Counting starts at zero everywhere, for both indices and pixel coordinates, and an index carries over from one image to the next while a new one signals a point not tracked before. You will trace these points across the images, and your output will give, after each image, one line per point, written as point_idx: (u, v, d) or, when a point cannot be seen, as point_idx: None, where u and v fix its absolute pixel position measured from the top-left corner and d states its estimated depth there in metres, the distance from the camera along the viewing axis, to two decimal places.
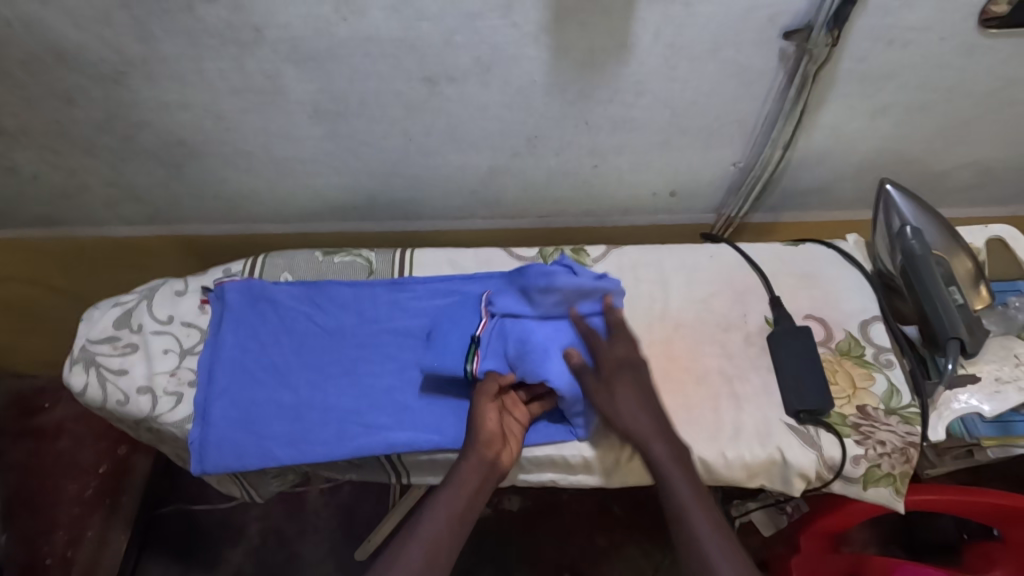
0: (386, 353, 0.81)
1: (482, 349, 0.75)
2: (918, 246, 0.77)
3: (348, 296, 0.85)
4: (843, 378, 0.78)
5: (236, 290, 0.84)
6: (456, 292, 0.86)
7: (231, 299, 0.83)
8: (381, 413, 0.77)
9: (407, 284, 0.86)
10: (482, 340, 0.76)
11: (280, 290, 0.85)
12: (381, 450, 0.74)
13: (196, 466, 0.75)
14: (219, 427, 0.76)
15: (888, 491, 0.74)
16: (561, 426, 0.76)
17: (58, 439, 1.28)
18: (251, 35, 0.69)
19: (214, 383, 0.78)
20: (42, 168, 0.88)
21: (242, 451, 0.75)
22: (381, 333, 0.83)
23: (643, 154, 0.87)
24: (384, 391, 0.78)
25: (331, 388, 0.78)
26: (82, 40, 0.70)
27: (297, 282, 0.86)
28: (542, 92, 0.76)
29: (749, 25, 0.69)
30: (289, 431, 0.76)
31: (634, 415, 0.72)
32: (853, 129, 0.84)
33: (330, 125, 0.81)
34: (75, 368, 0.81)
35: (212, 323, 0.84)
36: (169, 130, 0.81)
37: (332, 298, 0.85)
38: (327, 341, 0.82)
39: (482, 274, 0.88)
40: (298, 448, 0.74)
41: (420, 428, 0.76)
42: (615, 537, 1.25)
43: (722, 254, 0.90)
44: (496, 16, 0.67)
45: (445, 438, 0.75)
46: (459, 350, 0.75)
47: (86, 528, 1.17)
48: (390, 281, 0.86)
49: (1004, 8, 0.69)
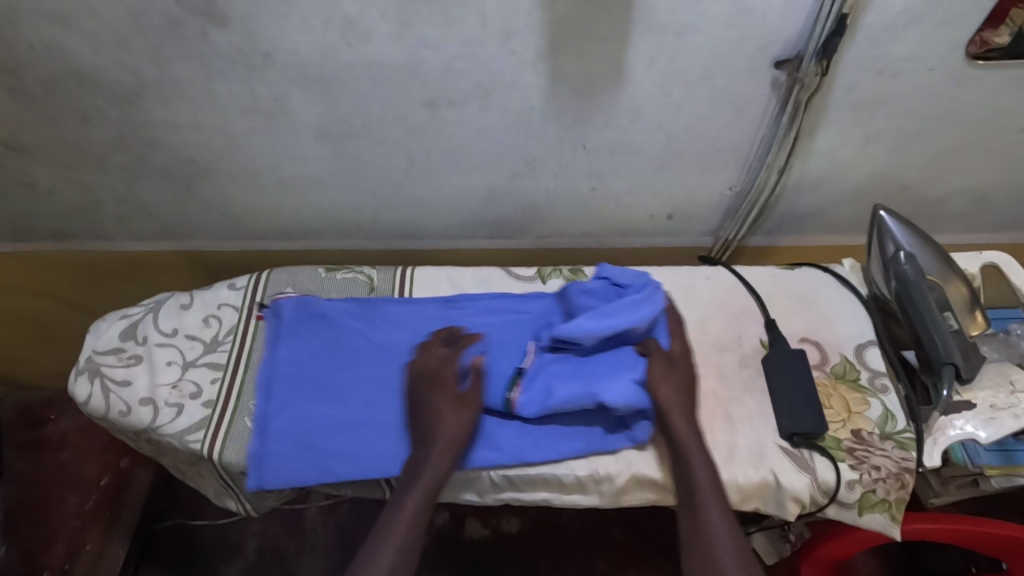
0: (439, 369, 0.82)
1: (526, 381, 0.77)
2: (911, 271, 0.78)
3: (399, 313, 0.87)
4: (837, 402, 0.78)
5: (290, 306, 0.86)
6: (508, 309, 0.87)
7: (287, 314, 0.86)
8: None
9: (459, 302, 0.88)
10: (527, 372, 0.77)
11: (333, 306, 0.87)
12: (437, 467, 0.75)
13: (253, 481, 0.76)
14: (278, 441, 0.77)
15: (883, 517, 0.73)
16: (619, 435, 0.76)
17: (62, 450, 1.31)
18: (259, 60, 0.72)
19: (273, 398, 0.80)
20: (57, 183, 0.91)
21: (300, 466, 0.76)
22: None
23: (639, 177, 0.88)
24: None
25: (379, 401, 0.80)
26: (101, 63, 0.73)
27: (347, 298, 0.89)
28: (541, 116, 0.78)
29: (740, 55, 0.71)
30: (349, 447, 0.77)
31: (677, 429, 0.73)
32: (847, 155, 0.85)
33: (335, 145, 0.83)
34: (80, 379, 0.84)
35: (268, 337, 0.85)
36: (180, 148, 0.84)
37: (384, 315, 0.87)
38: (383, 357, 0.83)
39: (534, 293, 0.89)
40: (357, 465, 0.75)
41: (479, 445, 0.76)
42: (615, 561, 1.24)
43: (719, 276, 0.91)
44: (495, 44, 0.70)
45: (504, 455, 0.75)
46: (503, 377, 0.78)
47: (86, 541, 1.21)
48: (442, 299, 0.89)
49: (1005, 39, 0.70)
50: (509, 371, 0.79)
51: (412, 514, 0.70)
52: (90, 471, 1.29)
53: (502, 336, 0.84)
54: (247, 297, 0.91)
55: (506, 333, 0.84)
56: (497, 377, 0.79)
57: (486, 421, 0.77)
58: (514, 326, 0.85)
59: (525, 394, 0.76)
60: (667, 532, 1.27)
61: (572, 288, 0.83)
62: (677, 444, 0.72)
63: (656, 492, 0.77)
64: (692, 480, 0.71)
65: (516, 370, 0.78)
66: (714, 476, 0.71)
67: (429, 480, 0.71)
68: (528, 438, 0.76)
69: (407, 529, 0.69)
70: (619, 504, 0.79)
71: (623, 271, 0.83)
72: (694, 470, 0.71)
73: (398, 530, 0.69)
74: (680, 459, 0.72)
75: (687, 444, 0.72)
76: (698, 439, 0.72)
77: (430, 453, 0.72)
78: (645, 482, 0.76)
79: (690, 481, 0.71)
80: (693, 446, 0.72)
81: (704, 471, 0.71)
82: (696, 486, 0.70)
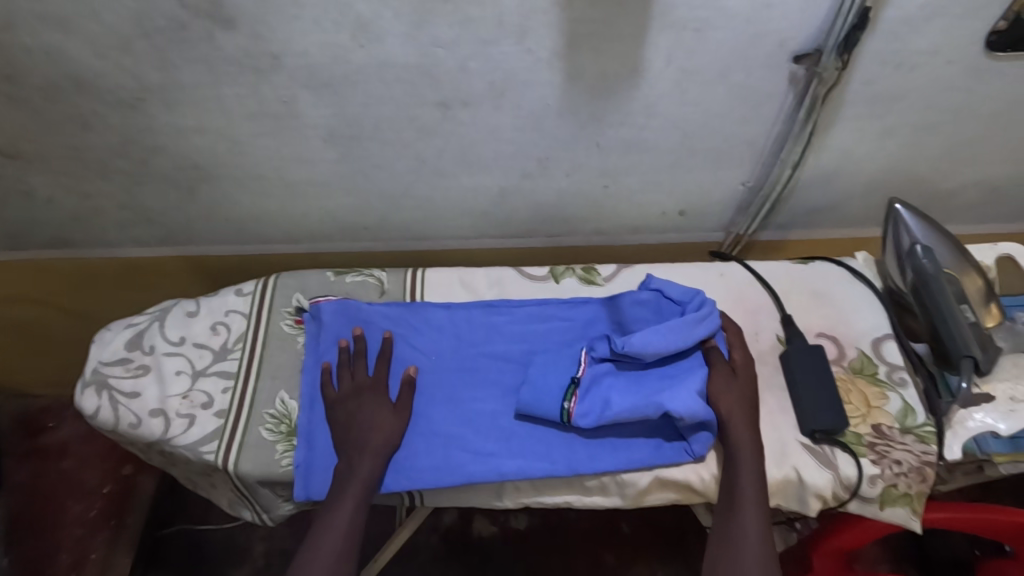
0: (488, 377, 0.81)
1: (582, 391, 0.75)
2: (929, 264, 0.78)
3: (443, 318, 0.86)
4: (857, 397, 0.78)
5: (332, 310, 0.85)
6: (553, 316, 0.86)
7: (327, 320, 0.85)
8: (486, 439, 0.76)
9: (502, 308, 0.87)
10: (583, 382, 0.76)
11: (374, 311, 0.86)
12: (491, 479, 0.73)
13: (300, 491, 0.75)
14: (324, 450, 0.77)
15: (905, 511, 0.73)
16: (676, 447, 0.75)
17: (62, 459, 1.29)
18: (268, 62, 0.70)
19: (318, 407, 0.80)
20: (56, 191, 0.88)
21: None
22: (480, 357, 0.83)
23: (653, 175, 0.87)
24: (489, 416, 0.78)
25: (432, 412, 0.78)
26: (102, 67, 0.71)
27: (389, 303, 0.87)
28: (555, 115, 0.77)
29: (758, 50, 0.70)
30: (397, 457, 0.75)
31: (735, 443, 0.73)
32: (862, 149, 0.85)
33: (344, 148, 0.81)
34: (88, 391, 0.82)
35: (310, 344, 0.85)
36: (184, 153, 0.82)
37: (427, 320, 0.86)
38: (429, 364, 0.82)
39: (581, 299, 0.87)
40: (406, 475, 0.74)
41: (529, 456, 0.75)
42: (625, 554, 1.24)
43: (732, 273, 0.90)
44: (511, 42, 0.68)
45: (557, 465, 0.74)
46: (557, 389, 0.76)
47: (89, 550, 1.20)
48: (484, 304, 0.87)
49: (1005, 23, 0.69)
50: (564, 380, 0.76)
51: (352, 504, 0.71)
52: (92, 479, 1.27)
53: (546, 344, 0.84)
54: (256, 303, 0.89)
55: (552, 341, 0.84)
56: (552, 389, 0.76)
57: (517, 428, 0.77)
58: (560, 333, 0.85)
59: (582, 405, 0.75)
60: (674, 524, 1.28)
61: (624, 297, 0.84)
62: (733, 452, 0.72)
63: (678, 491, 0.76)
64: (738, 489, 0.71)
65: (572, 379, 0.76)
66: (761, 489, 0.71)
67: (366, 474, 0.72)
68: (580, 449, 0.75)
69: (349, 519, 0.70)
70: (641, 505, 0.78)
71: (677, 286, 0.84)
72: (742, 481, 0.71)
73: (338, 521, 0.70)
74: (731, 472, 0.72)
75: (742, 455, 0.72)
76: (755, 452, 0.72)
77: (369, 454, 0.73)
78: (667, 482, 0.75)
79: (735, 490, 0.71)
80: (747, 462, 0.72)
81: (753, 481, 0.71)
82: (741, 495, 0.70)
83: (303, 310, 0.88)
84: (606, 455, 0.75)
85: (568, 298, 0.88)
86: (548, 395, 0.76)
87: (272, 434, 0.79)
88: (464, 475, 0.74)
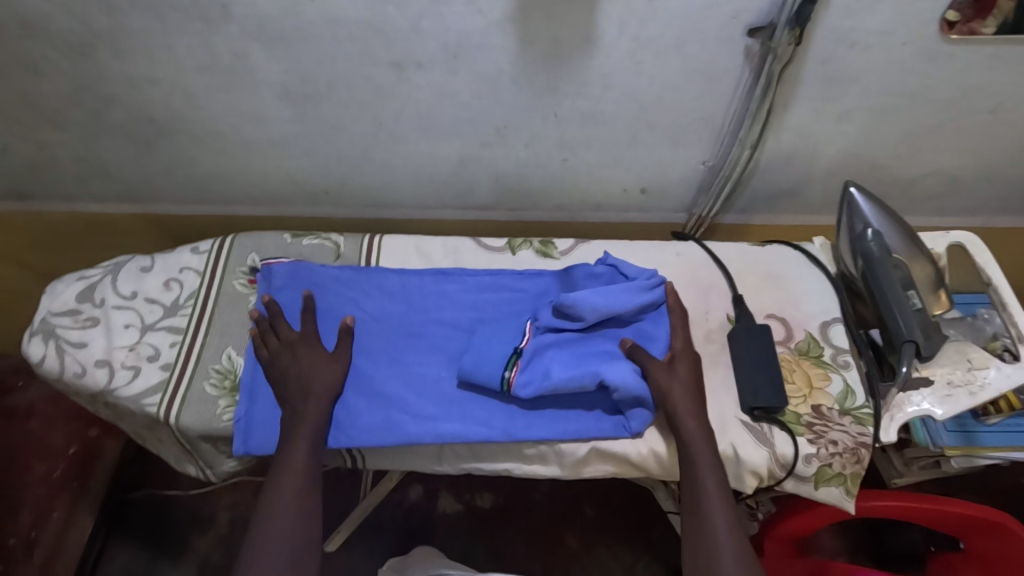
0: (433, 344, 0.81)
1: (523, 361, 0.75)
2: (877, 248, 0.78)
3: (396, 284, 0.86)
4: (799, 378, 0.79)
5: (283, 272, 0.85)
6: (505, 287, 0.86)
7: (277, 282, 0.85)
8: (428, 403, 0.76)
9: (456, 277, 0.87)
10: (525, 353, 0.76)
11: (328, 273, 0.86)
12: (429, 441, 0.73)
13: (240, 445, 0.75)
14: (265, 406, 0.77)
15: (838, 491, 0.74)
16: (614, 421, 0.75)
17: (28, 420, 1.21)
18: (217, 12, 0.70)
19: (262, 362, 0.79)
20: (11, 140, 0.88)
21: None
22: (429, 324, 0.83)
23: (612, 149, 0.87)
24: (432, 380, 0.78)
25: (376, 373, 0.78)
26: (49, 10, 0.70)
27: (344, 266, 0.88)
28: (510, 81, 0.77)
29: (712, 21, 0.70)
30: (335, 415, 0.75)
31: (676, 407, 0.73)
32: (820, 133, 0.84)
33: (299, 107, 0.81)
34: (34, 340, 0.82)
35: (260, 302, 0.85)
36: (138, 105, 0.81)
37: (379, 285, 0.86)
38: (377, 327, 0.82)
39: (535, 271, 0.87)
40: (344, 433, 0.74)
41: (469, 420, 0.75)
42: (586, 536, 1.25)
43: (688, 252, 0.90)
44: (462, 3, 0.68)
45: (494, 430, 0.74)
46: (500, 358, 0.75)
47: (51, 509, 1.13)
48: (437, 271, 0.87)
49: (992, 28, 0.71)
50: (507, 349, 0.76)
51: (302, 469, 0.70)
52: (57, 442, 1.19)
53: (496, 314, 0.84)
54: (210, 262, 0.89)
55: (503, 312, 0.84)
56: (492, 358, 0.75)
57: (457, 395, 0.77)
58: (510, 304, 0.84)
59: (524, 374, 0.74)
60: (626, 497, 1.29)
61: (577, 270, 0.84)
62: (687, 444, 0.71)
63: (616, 463, 0.77)
64: (699, 482, 0.69)
65: (515, 349, 0.76)
66: (722, 480, 0.69)
67: (309, 436, 0.72)
68: (519, 418, 0.75)
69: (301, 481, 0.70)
70: (580, 475, 0.78)
71: (631, 264, 0.85)
72: (692, 441, 0.71)
73: (287, 484, 0.69)
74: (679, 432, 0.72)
75: (687, 416, 0.72)
76: (697, 413, 0.73)
77: (311, 399, 0.74)
78: (606, 454, 0.76)
79: (688, 450, 0.71)
80: (693, 422, 0.72)
81: (703, 447, 0.71)
82: (695, 455, 0.70)
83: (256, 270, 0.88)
84: (540, 425, 0.74)
85: (519, 268, 0.88)
86: (487, 367, 0.75)
87: (216, 389, 0.79)
88: (402, 436, 0.73)
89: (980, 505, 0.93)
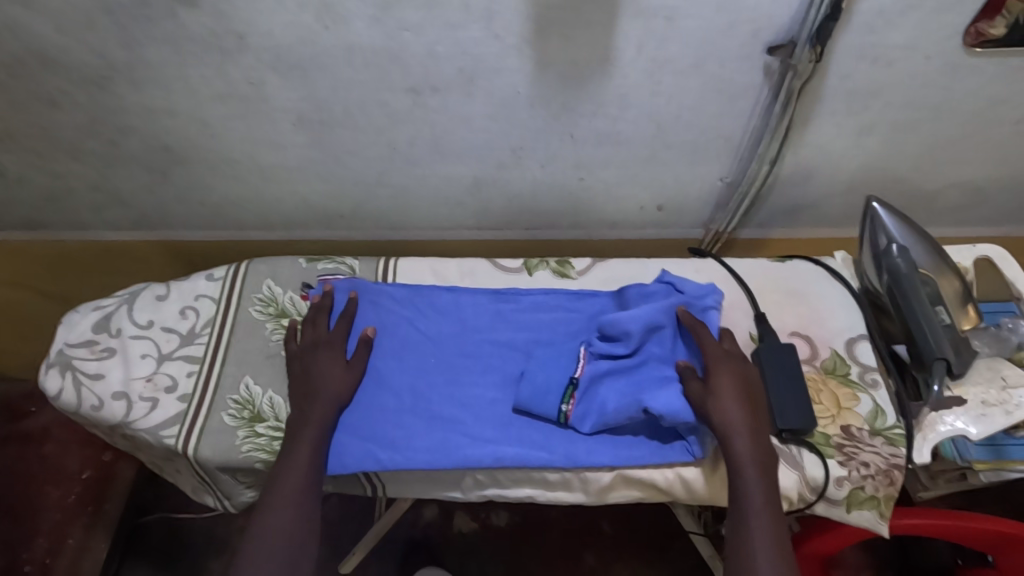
0: (488, 363, 0.80)
1: (580, 393, 0.74)
2: (904, 264, 0.76)
3: (448, 302, 0.85)
4: (827, 398, 0.77)
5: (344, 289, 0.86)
6: (560, 306, 0.85)
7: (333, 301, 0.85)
8: (484, 425, 0.75)
9: (511, 296, 0.86)
10: (581, 384, 0.75)
11: (381, 292, 0.86)
12: (488, 464, 0.72)
13: None
14: None
15: (871, 514, 0.72)
16: (677, 447, 0.73)
17: (42, 445, 1.20)
18: (233, 42, 0.69)
19: None
20: (27, 171, 0.88)
21: (342, 453, 0.73)
22: (482, 343, 0.82)
23: (629, 168, 0.86)
24: (488, 402, 0.77)
25: (433, 393, 0.77)
26: (65, 44, 0.70)
27: (397, 284, 0.87)
28: (526, 103, 0.76)
29: (732, 40, 0.69)
30: (393, 436, 0.74)
31: (721, 418, 0.70)
32: (841, 146, 0.83)
33: (315, 133, 0.81)
34: (51, 372, 0.81)
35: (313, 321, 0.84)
36: (153, 134, 0.81)
37: (433, 304, 0.85)
38: (430, 347, 0.82)
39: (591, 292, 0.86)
40: (401, 454, 0.73)
41: (528, 444, 0.74)
42: (605, 554, 1.23)
43: (707, 267, 0.89)
44: (478, 27, 0.67)
45: (554, 454, 0.73)
46: (556, 389, 0.75)
47: (65, 536, 1.11)
48: (492, 291, 0.86)
49: (1001, 31, 0.69)
50: (563, 379, 0.75)
51: (305, 466, 0.70)
52: (72, 465, 1.18)
53: (552, 334, 0.83)
54: (226, 288, 0.88)
55: (557, 332, 0.83)
56: (550, 388, 0.75)
57: (480, 422, 0.75)
58: (566, 324, 0.83)
59: (580, 407, 0.74)
60: (654, 525, 1.26)
61: (630, 290, 0.83)
62: (733, 463, 0.68)
63: (643, 488, 0.75)
64: (747, 506, 0.66)
65: (571, 380, 0.75)
66: (774, 506, 0.66)
67: (313, 435, 0.72)
68: (580, 442, 0.74)
69: (302, 478, 0.69)
70: (605, 501, 0.77)
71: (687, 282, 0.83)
72: (738, 450, 0.68)
73: (286, 479, 0.69)
74: (726, 441, 0.69)
75: (734, 425, 0.69)
76: (748, 423, 0.69)
77: (319, 406, 0.74)
78: (632, 479, 0.74)
79: (732, 461, 0.68)
80: (742, 431, 0.69)
81: (750, 458, 0.68)
82: (739, 468, 0.67)
83: (309, 287, 0.88)
84: (606, 450, 0.73)
85: (533, 287, 0.88)
86: (548, 393, 0.75)
87: (234, 420, 0.78)
88: (460, 462, 0.72)
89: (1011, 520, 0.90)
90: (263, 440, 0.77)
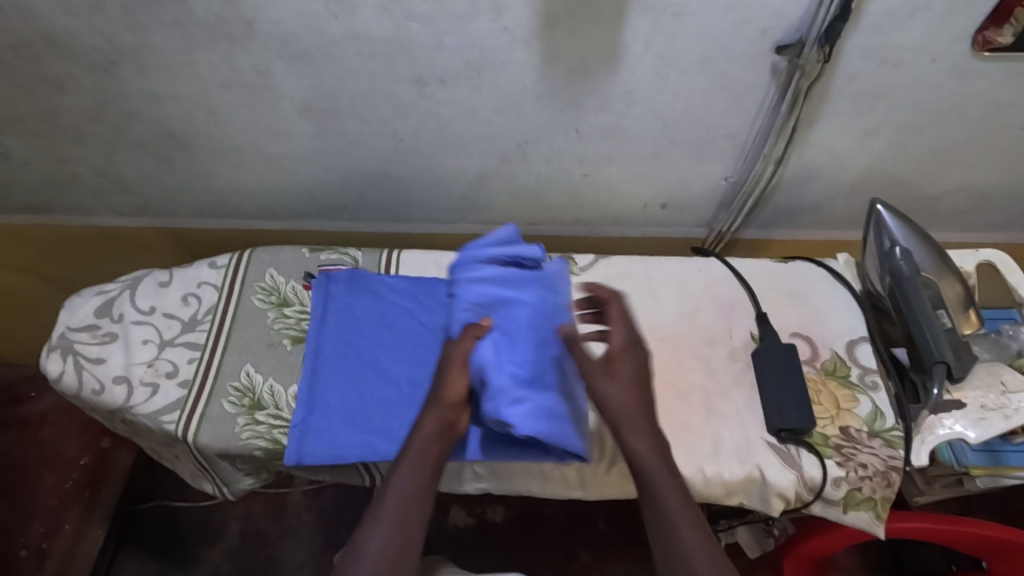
0: None
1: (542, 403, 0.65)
2: (906, 267, 0.76)
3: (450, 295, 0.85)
4: (826, 399, 0.77)
5: (343, 280, 0.85)
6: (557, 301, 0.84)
7: (335, 289, 0.85)
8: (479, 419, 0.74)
9: None
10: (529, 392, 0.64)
11: (383, 283, 0.86)
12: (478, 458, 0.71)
13: (292, 455, 0.73)
14: (322, 414, 0.75)
15: (868, 516, 0.72)
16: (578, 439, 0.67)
17: (41, 430, 1.19)
18: (241, 29, 0.69)
19: (317, 374, 0.78)
20: (32, 155, 0.88)
21: (343, 442, 0.74)
22: None
23: (634, 165, 0.86)
24: None
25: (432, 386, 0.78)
26: (74, 27, 0.70)
27: (399, 276, 0.88)
28: (532, 97, 0.76)
29: (740, 37, 0.69)
30: (391, 426, 0.74)
31: (616, 414, 0.62)
32: (846, 148, 0.83)
33: (320, 122, 0.81)
34: (52, 355, 0.81)
35: (314, 310, 0.84)
36: (159, 120, 0.81)
37: (436, 297, 0.85)
38: (430, 339, 0.82)
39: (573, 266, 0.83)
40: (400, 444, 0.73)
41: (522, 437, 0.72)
42: (599, 551, 1.23)
43: (711, 268, 0.89)
44: (487, 20, 0.67)
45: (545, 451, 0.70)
46: None
47: (62, 521, 1.10)
48: None
49: (1009, 39, 0.69)
50: None
51: (409, 497, 0.59)
52: (70, 451, 1.17)
53: None
54: (228, 276, 0.88)
55: None
56: None
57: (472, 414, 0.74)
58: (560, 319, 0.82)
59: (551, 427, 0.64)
60: None
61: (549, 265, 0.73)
62: (636, 464, 0.61)
63: None
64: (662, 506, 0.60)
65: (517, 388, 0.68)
66: (689, 502, 0.60)
67: (423, 456, 0.62)
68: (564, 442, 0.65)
69: (396, 511, 0.58)
70: (602, 496, 0.77)
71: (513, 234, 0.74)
72: (638, 449, 0.61)
73: (391, 506, 0.58)
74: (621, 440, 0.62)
75: (632, 420, 0.62)
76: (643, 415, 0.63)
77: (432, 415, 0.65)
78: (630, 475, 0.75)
79: (634, 460, 0.61)
80: (636, 423, 0.62)
81: (653, 455, 0.61)
82: (643, 467, 0.61)
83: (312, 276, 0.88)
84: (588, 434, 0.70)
85: None
86: None
87: (234, 407, 0.78)
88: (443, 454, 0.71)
89: (1012, 528, 0.90)
90: (262, 428, 0.77)
